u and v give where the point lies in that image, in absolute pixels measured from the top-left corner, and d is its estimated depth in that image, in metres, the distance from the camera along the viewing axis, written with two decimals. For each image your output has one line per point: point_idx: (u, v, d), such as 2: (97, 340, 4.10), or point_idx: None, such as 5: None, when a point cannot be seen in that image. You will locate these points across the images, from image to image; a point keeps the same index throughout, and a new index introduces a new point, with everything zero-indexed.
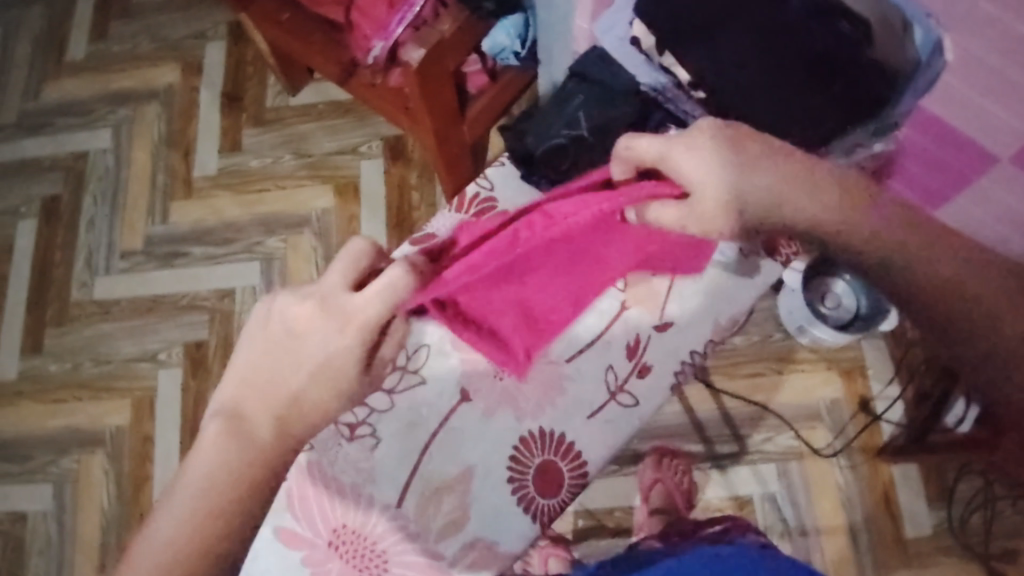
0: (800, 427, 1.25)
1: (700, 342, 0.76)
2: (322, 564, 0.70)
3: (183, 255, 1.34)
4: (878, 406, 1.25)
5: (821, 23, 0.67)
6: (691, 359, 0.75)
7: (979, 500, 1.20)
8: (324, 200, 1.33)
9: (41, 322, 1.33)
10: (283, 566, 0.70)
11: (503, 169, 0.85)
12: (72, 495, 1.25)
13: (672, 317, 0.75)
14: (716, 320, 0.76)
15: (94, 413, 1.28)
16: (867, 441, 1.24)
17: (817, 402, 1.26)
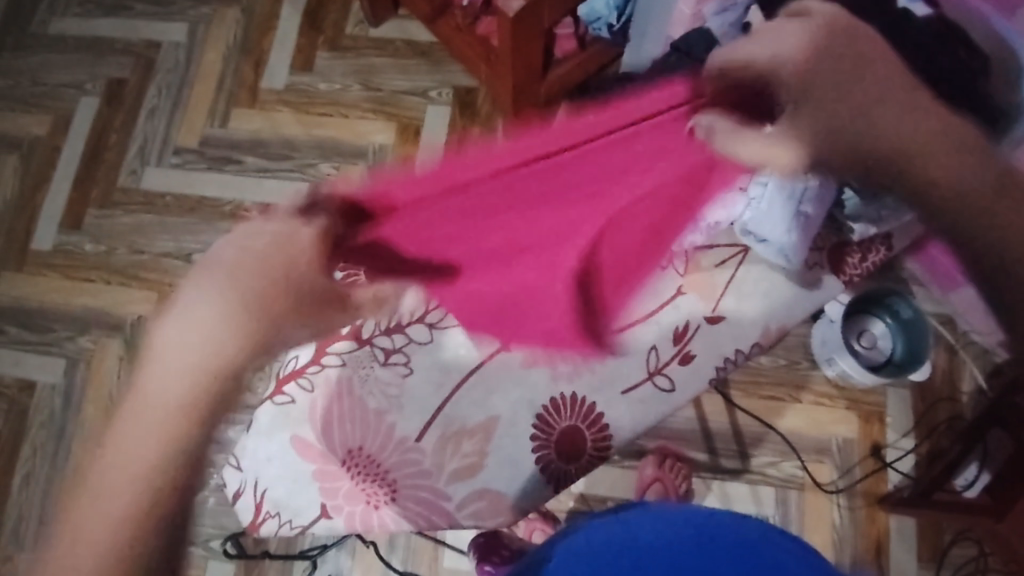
0: (806, 458, 1.23)
1: (747, 343, 0.75)
2: (333, 481, 0.71)
3: (234, 162, 1.33)
4: (889, 454, 1.23)
5: (942, 43, 0.64)
6: (733, 357, 0.75)
7: (970, 568, 1.18)
8: (383, 136, 1.33)
9: (85, 200, 1.33)
10: (294, 473, 0.71)
11: None
12: (83, 375, 1.25)
13: (724, 312, 0.76)
14: (767, 325, 0.76)
15: (120, 299, 1.28)
16: (871, 486, 1.22)
17: (829, 438, 1.24)
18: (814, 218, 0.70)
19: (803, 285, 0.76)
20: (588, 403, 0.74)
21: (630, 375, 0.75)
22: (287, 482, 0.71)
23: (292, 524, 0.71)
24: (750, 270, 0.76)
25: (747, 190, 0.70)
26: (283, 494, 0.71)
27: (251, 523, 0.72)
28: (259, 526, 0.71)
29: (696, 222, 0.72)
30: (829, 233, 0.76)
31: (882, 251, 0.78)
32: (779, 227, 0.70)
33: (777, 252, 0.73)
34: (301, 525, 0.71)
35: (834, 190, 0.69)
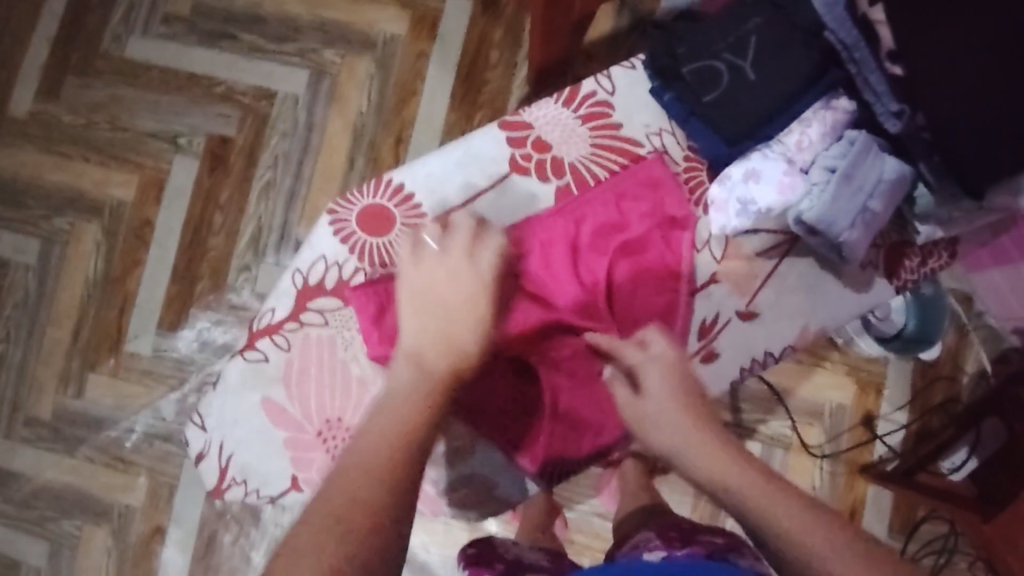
0: (796, 418, 1.14)
1: (779, 345, 0.71)
2: (307, 452, 0.66)
3: (230, 39, 1.20)
4: (880, 426, 1.14)
5: None
6: (762, 358, 0.71)
7: (937, 545, 1.12)
8: (396, 26, 1.19)
9: (63, 65, 1.21)
10: (267, 437, 0.66)
11: (632, 74, 0.70)
12: (59, 258, 1.19)
13: (759, 306, 0.70)
14: (805, 327, 0.71)
15: (99, 179, 1.19)
16: (855, 457, 1.14)
17: (822, 402, 1.14)
18: (881, 217, 0.61)
19: (852, 285, 0.70)
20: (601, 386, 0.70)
21: None
22: (255, 446, 0.66)
23: (261, 494, 0.66)
24: (796, 265, 0.70)
25: (807, 173, 0.62)
26: (252, 460, 0.66)
27: (215, 487, 0.67)
28: (224, 491, 0.67)
29: (748, 206, 0.63)
30: (893, 229, 0.69)
31: (946, 256, 0.70)
32: (849, 206, 0.61)
33: (831, 247, 0.64)
34: (268, 495, 0.66)
35: (907, 183, 0.61)
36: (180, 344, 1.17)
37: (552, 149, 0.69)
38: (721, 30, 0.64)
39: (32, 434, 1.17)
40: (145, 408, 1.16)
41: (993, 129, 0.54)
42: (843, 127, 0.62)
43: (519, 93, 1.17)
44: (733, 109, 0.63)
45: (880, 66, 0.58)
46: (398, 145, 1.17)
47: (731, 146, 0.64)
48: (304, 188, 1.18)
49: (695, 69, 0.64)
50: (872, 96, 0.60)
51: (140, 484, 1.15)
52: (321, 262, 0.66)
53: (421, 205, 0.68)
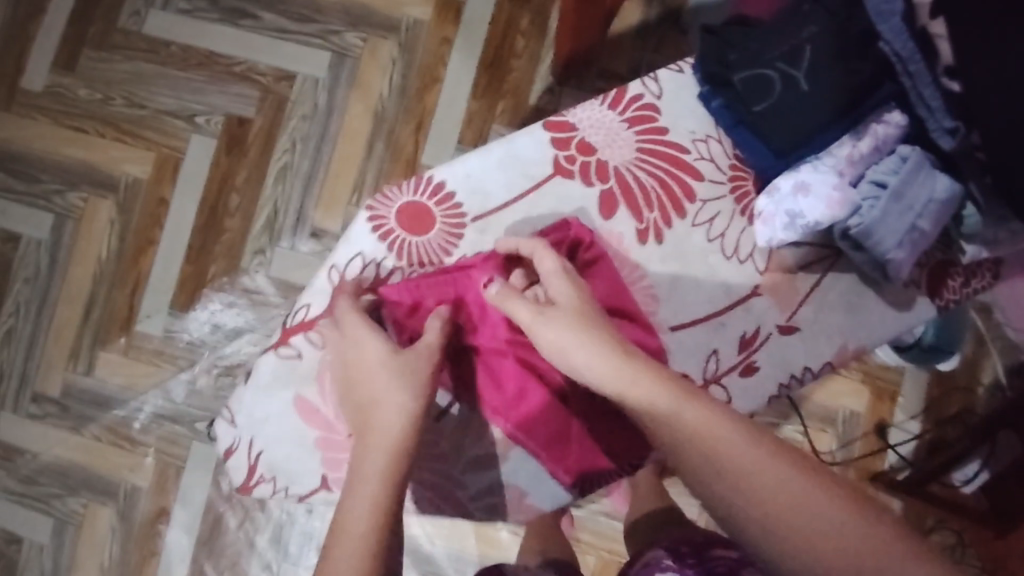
0: (809, 423, 1.12)
1: (818, 361, 0.69)
2: (337, 453, 0.65)
3: (251, 18, 1.18)
4: (893, 435, 1.12)
5: None
6: (800, 373, 0.69)
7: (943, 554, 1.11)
8: (420, 10, 1.17)
9: (81, 38, 1.19)
10: (297, 436, 0.65)
11: (679, 77, 0.68)
12: (72, 234, 1.18)
13: (800, 321, 0.68)
14: (844, 344, 0.69)
15: (114, 156, 1.18)
16: (866, 465, 1.12)
17: (836, 409, 1.13)
18: (929, 236, 0.61)
19: (894, 303, 0.68)
20: None
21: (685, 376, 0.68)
22: (286, 445, 0.65)
23: (288, 491, 0.66)
24: (836, 280, 0.68)
25: (856, 187, 0.61)
26: (280, 458, 0.65)
27: (243, 483, 0.66)
28: (252, 488, 0.66)
29: (796, 219, 0.62)
30: (936, 249, 0.67)
31: (988, 277, 0.69)
32: (898, 225, 0.60)
33: (876, 264, 0.64)
34: (297, 494, 0.66)
35: (956, 203, 0.60)
36: (192, 326, 1.15)
37: (597, 152, 0.67)
38: (775, 38, 0.62)
39: (40, 410, 1.16)
40: (154, 389, 1.15)
41: None
42: (895, 141, 0.61)
43: (544, 82, 1.15)
44: (784, 121, 0.62)
45: (936, 81, 0.56)
46: (418, 132, 1.16)
47: (780, 156, 0.63)
48: (322, 172, 1.17)
49: (747, 78, 0.63)
50: (925, 112, 0.59)
51: (148, 465, 1.14)
52: (358, 259, 0.65)
53: (462, 204, 0.66)
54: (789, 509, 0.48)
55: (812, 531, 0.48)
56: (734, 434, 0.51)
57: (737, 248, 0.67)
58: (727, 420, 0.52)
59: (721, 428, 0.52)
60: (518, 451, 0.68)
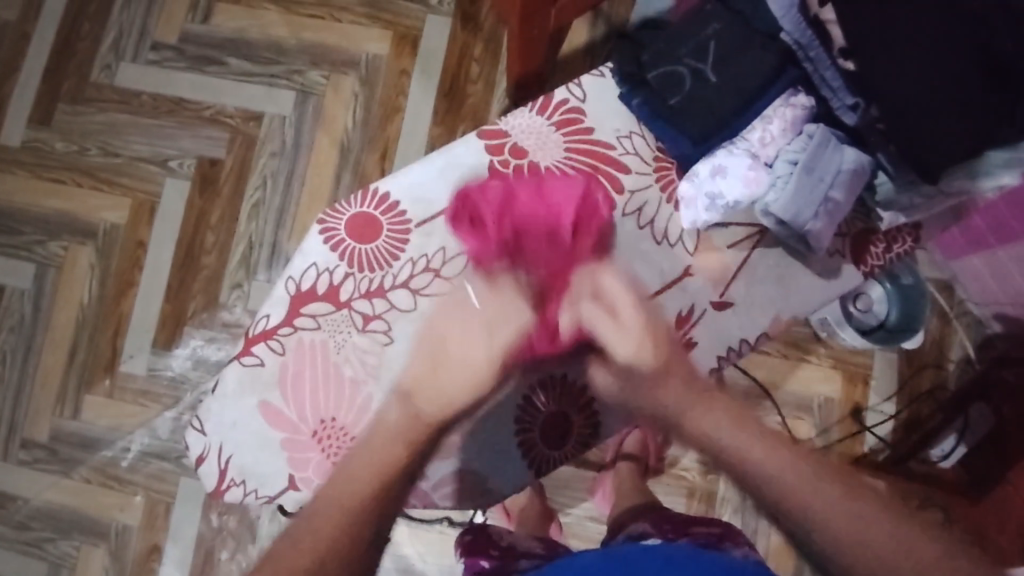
0: (786, 413, 1.13)
1: (754, 332, 0.74)
2: (303, 452, 0.69)
3: (217, 64, 1.24)
4: (869, 417, 1.13)
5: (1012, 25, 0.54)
6: (738, 346, 0.74)
7: None
8: (378, 45, 1.22)
9: (55, 93, 1.24)
10: (263, 442, 0.69)
11: (600, 81, 0.74)
12: (54, 282, 1.21)
13: (733, 298, 0.73)
14: (778, 314, 0.74)
15: (92, 204, 1.22)
16: (847, 449, 1.13)
17: (811, 396, 1.14)
18: (843, 206, 0.67)
19: (819, 273, 0.74)
20: (578, 385, 0.72)
21: None
22: (254, 449, 0.69)
23: (258, 494, 0.69)
24: (763, 255, 0.73)
25: (771, 167, 0.68)
26: (249, 463, 0.69)
27: (215, 488, 0.70)
28: (223, 492, 0.69)
29: (716, 199, 0.69)
30: (858, 218, 0.73)
31: (909, 242, 0.74)
32: (811, 198, 0.66)
33: (798, 236, 0.69)
34: (267, 495, 0.69)
35: (866, 172, 0.66)
36: (174, 362, 1.18)
37: (529, 154, 0.72)
38: (683, 37, 0.70)
39: (30, 456, 1.18)
40: (141, 427, 1.18)
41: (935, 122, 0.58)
42: (803, 122, 0.68)
43: (501, 105, 1.20)
44: (698, 112, 0.69)
45: (834, 61, 0.64)
46: (383, 161, 1.20)
47: (697, 144, 0.69)
48: (293, 206, 1.21)
49: (660, 75, 0.70)
50: (828, 91, 0.66)
51: (138, 503, 1.16)
52: (312, 269, 0.70)
53: (407, 212, 0.71)
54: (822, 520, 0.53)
55: (840, 526, 0.53)
56: (756, 441, 0.58)
57: (666, 233, 0.73)
58: (769, 444, 0.58)
59: (751, 440, 0.58)
60: (477, 439, 0.72)
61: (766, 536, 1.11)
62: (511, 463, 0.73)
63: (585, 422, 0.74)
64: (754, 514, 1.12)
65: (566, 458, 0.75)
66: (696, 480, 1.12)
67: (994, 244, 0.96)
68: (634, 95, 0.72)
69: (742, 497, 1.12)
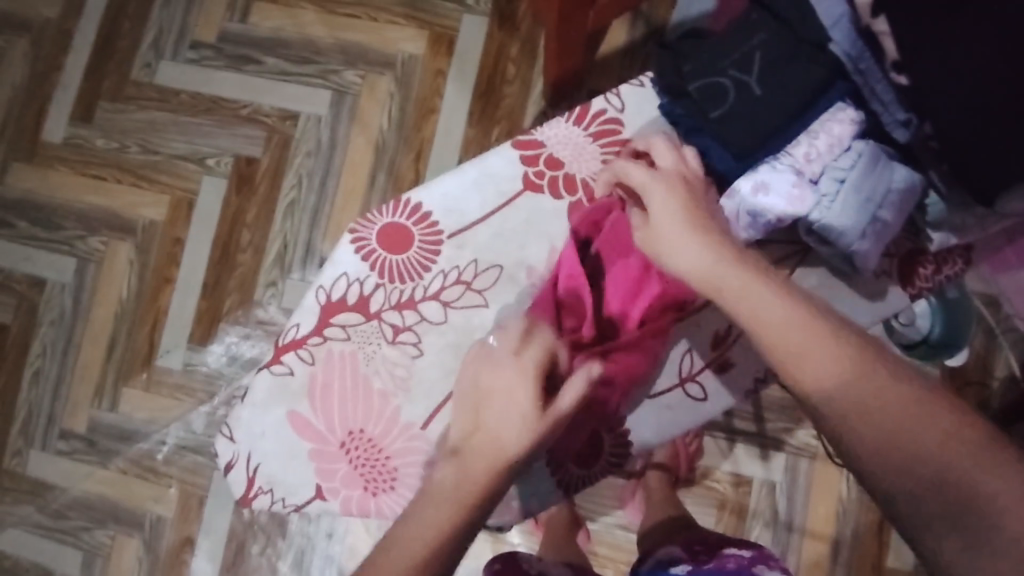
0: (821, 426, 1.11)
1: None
2: (331, 463, 0.69)
3: (255, 63, 1.24)
4: None
5: None
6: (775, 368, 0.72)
7: None
8: (414, 45, 1.22)
9: (97, 91, 1.26)
10: (292, 450, 0.69)
11: (640, 91, 0.73)
12: (94, 277, 1.23)
13: None
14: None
15: (131, 201, 1.24)
16: None
17: None
18: (891, 226, 0.65)
19: (861, 293, 0.72)
20: None
21: (660, 378, 0.72)
22: (283, 458, 0.70)
23: (285, 503, 0.69)
24: (807, 274, 0.72)
25: (816, 184, 0.66)
26: (276, 471, 0.70)
27: (243, 495, 0.70)
28: (252, 501, 0.70)
29: (758, 218, 0.67)
30: (906, 238, 0.71)
31: (960, 264, 0.72)
32: (858, 218, 0.65)
33: (843, 256, 0.68)
34: (293, 504, 0.69)
35: (917, 191, 0.65)
36: (210, 358, 1.20)
37: (565, 166, 0.71)
38: (727, 46, 0.68)
39: (68, 447, 1.21)
40: (176, 421, 1.19)
41: (987, 145, 0.57)
42: (851, 137, 0.65)
43: (537, 107, 1.19)
44: (745, 125, 0.67)
45: (886, 76, 0.62)
46: (418, 161, 1.20)
47: (740, 159, 0.68)
48: (328, 205, 1.21)
49: (702, 87, 0.68)
50: (878, 106, 0.64)
51: (171, 495, 1.18)
52: (343, 279, 0.70)
53: (441, 223, 0.71)
54: (835, 386, 0.49)
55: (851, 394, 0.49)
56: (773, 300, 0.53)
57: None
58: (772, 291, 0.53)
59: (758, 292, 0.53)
60: None
61: (799, 553, 1.09)
62: (539, 480, 0.72)
63: (616, 442, 0.73)
64: (787, 526, 1.09)
65: (597, 480, 0.74)
66: (728, 492, 1.11)
67: None
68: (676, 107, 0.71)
69: (774, 513, 1.10)
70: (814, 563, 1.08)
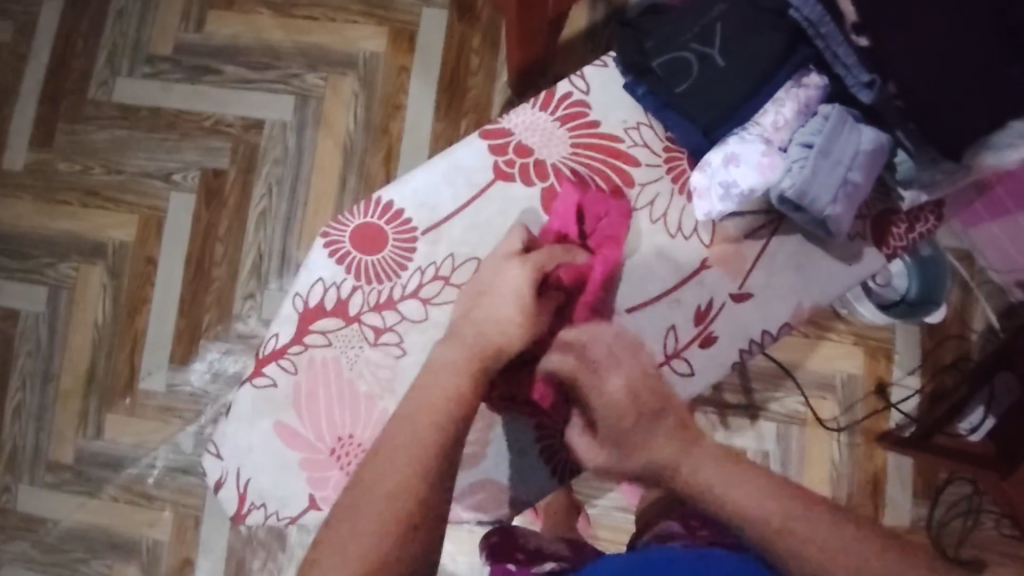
0: (808, 392, 1.11)
1: (775, 323, 0.72)
2: (321, 471, 0.68)
3: (214, 72, 1.22)
4: (894, 393, 1.11)
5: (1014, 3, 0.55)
6: (760, 338, 0.72)
7: (963, 506, 1.08)
8: (375, 43, 1.20)
9: (54, 114, 1.23)
10: (279, 461, 0.68)
11: (604, 71, 0.72)
12: (67, 303, 1.21)
13: (752, 288, 0.72)
14: (798, 303, 0.72)
15: (99, 223, 1.21)
16: (872, 425, 1.11)
17: (833, 373, 1.11)
18: (862, 188, 0.65)
19: (840, 256, 0.71)
20: None
21: None
22: (272, 470, 0.68)
23: (279, 515, 0.68)
24: (785, 242, 0.71)
25: (785, 151, 0.66)
26: (267, 485, 0.68)
27: (236, 512, 0.69)
28: (245, 517, 0.69)
29: (730, 188, 0.67)
30: (877, 198, 0.71)
31: (931, 221, 0.72)
32: (828, 181, 0.64)
33: (817, 222, 0.67)
34: (287, 516, 0.68)
35: (885, 150, 0.64)
36: (193, 377, 1.18)
37: (534, 152, 0.71)
38: (687, 21, 0.69)
39: (56, 479, 1.19)
40: (164, 443, 1.17)
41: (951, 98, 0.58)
42: (817, 102, 0.67)
43: (503, 96, 1.18)
44: (713, 97, 0.67)
45: (848, 40, 0.63)
46: (388, 160, 1.19)
47: (708, 132, 0.68)
48: (299, 212, 1.19)
49: (667, 63, 0.69)
50: (841, 69, 0.64)
51: (166, 519, 1.16)
52: (319, 284, 0.69)
53: (413, 220, 0.70)
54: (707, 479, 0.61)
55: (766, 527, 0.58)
56: (727, 476, 0.61)
57: (680, 226, 0.71)
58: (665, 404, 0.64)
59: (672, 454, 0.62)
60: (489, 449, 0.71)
61: None
62: (531, 469, 0.71)
63: None
64: None
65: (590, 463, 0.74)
66: None
67: (1012, 207, 0.91)
68: (641, 85, 0.70)
69: None
70: None
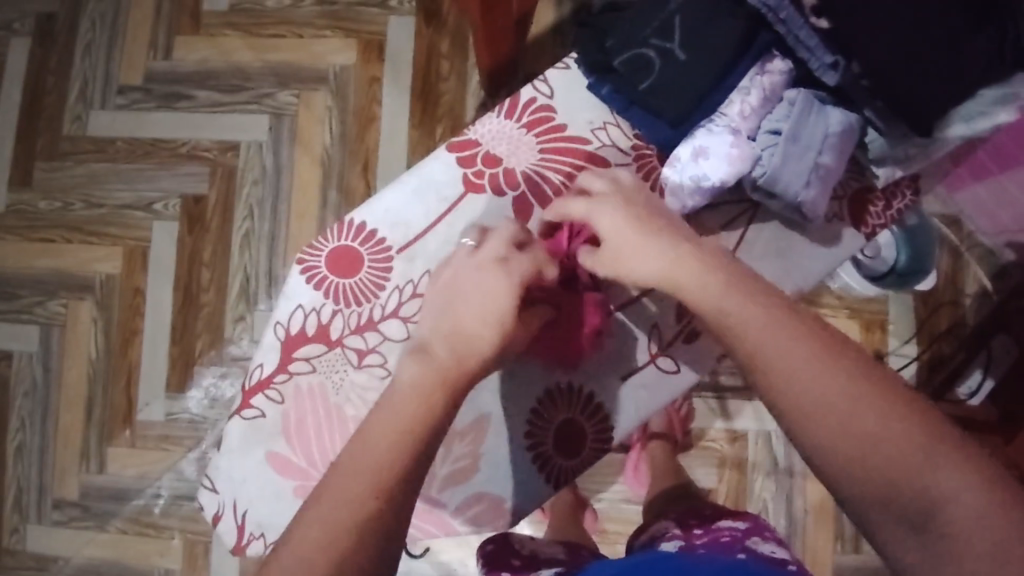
0: None
1: None
2: None
3: (186, 98, 1.22)
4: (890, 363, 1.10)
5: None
6: None
7: None
8: (345, 56, 1.20)
9: (30, 153, 1.23)
10: (274, 490, 0.69)
11: (567, 74, 0.72)
12: (60, 340, 1.21)
13: None
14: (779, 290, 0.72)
15: (84, 258, 1.21)
16: None
17: None
18: (834, 170, 0.65)
19: (819, 241, 0.72)
20: (587, 392, 0.72)
21: (633, 359, 0.72)
22: (268, 500, 0.69)
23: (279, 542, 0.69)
24: (763, 231, 0.72)
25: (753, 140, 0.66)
26: (264, 514, 0.69)
27: (236, 544, 0.70)
28: (245, 548, 0.69)
29: (701, 181, 0.66)
30: (851, 178, 0.71)
31: (908, 196, 0.72)
32: (800, 167, 0.65)
33: (793, 208, 0.67)
34: None
35: (855, 131, 0.65)
36: (190, 404, 1.18)
37: (503, 161, 0.71)
38: (646, 16, 0.68)
39: (63, 516, 1.19)
40: (167, 472, 1.18)
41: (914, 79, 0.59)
42: (782, 87, 0.66)
43: (476, 98, 1.17)
44: (679, 89, 0.66)
45: (808, 21, 0.62)
46: (367, 172, 1.18)
47: (676, 126, 0.68)
48: (283, 231, 1.19)
49: (628, 60, 0.68)
50: (804, 52, 0.64)
51: (176, 546, 1.17)
52: (299, 311, 0.69)
53: (388, 239, 0.70)
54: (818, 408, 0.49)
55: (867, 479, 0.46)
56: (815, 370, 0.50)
57: None
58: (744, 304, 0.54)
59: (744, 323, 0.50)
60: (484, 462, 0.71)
61: (804, 495, 1.10)
62: (527, 477, 0.72)
63: (598, 430, 0.73)
64: (789, 472, 1.10)
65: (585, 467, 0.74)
66: (725, 449, 1.11)
67: (996, 171, 0.90)
68: (604, 84, 0.70)
69: (774, 462, 1.10)
70: (820, 504, 1.09)
